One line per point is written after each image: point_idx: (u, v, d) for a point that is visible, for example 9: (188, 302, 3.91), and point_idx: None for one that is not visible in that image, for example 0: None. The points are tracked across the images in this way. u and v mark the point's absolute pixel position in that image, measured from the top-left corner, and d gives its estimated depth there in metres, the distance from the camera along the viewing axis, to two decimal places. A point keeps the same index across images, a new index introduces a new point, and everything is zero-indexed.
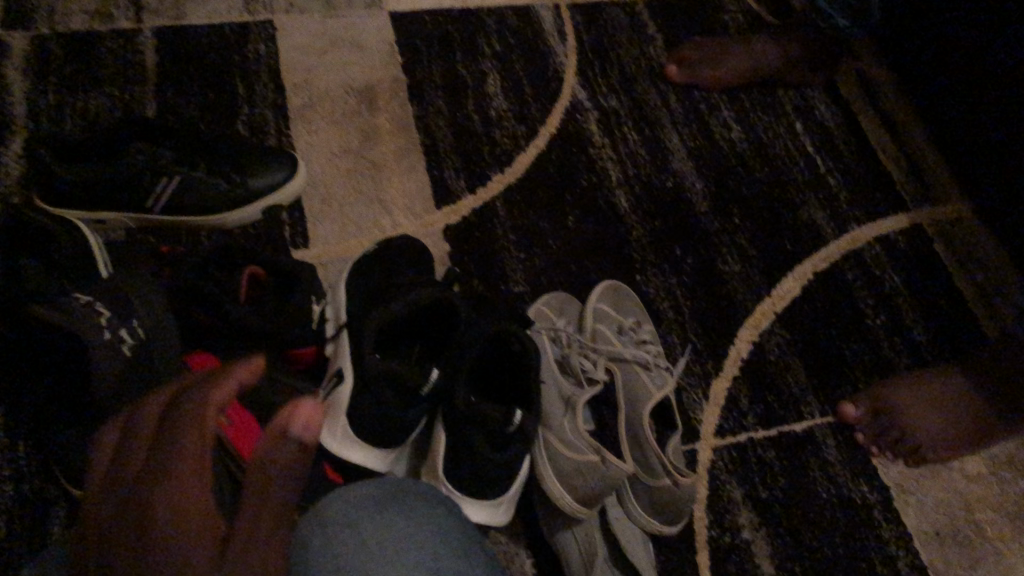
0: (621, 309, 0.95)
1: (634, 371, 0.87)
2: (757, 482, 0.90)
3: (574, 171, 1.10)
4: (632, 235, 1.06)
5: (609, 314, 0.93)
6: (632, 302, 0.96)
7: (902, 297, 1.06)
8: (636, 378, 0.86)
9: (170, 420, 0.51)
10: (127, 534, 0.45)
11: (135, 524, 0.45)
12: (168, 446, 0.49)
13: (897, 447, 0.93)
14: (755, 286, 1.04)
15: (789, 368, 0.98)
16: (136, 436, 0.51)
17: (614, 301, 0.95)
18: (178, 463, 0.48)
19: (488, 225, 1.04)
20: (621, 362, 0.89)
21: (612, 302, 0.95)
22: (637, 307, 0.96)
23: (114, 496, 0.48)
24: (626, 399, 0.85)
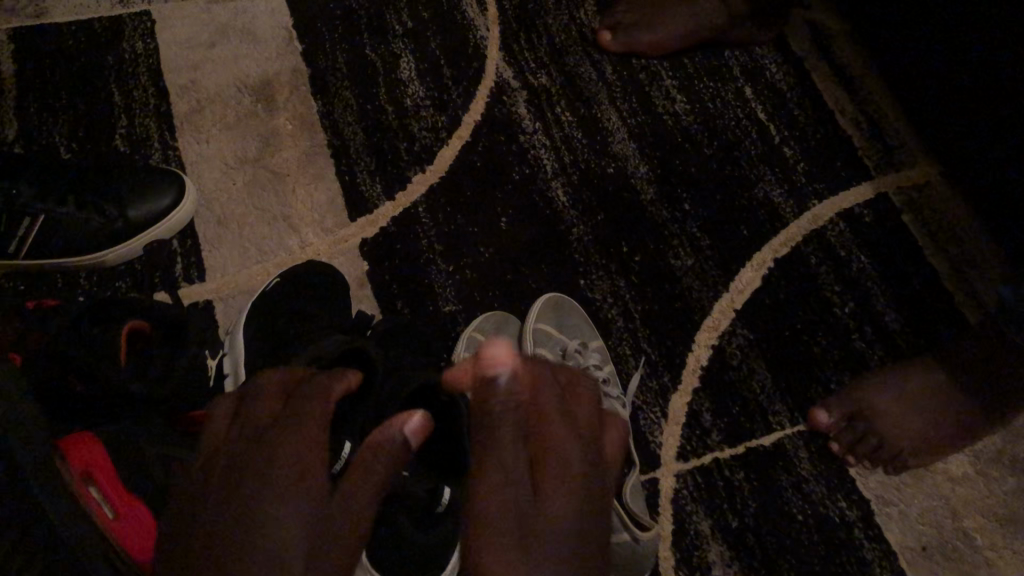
0: (563, 326, 0.85)
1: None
2: (726, 509, 0.82)
3: (504, 162, 0.98)
4: (573, 234, 0.95)
5: (551, 335, 0.84)
6: (575, 316, 0.86)
7: (871, 279, 0.96)
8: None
9: (303, 386, 0.53)
10: (248, 468, 0.44)
11: (257, 463, 0.44)
12: (304, 398, 0.51)
13: (875, 453, 0.85)
14: (708, 282, 0.94)
15: (753, 374, 0.89)
16: (263, 393, 0.51)
17: (556, 318, 0.86)
18: (307, 416, 0.49)
19: (410, 237, 0.92)
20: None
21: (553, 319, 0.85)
22: (582, 321, 0.86)
23: (239, 439, 0.47)
24: None
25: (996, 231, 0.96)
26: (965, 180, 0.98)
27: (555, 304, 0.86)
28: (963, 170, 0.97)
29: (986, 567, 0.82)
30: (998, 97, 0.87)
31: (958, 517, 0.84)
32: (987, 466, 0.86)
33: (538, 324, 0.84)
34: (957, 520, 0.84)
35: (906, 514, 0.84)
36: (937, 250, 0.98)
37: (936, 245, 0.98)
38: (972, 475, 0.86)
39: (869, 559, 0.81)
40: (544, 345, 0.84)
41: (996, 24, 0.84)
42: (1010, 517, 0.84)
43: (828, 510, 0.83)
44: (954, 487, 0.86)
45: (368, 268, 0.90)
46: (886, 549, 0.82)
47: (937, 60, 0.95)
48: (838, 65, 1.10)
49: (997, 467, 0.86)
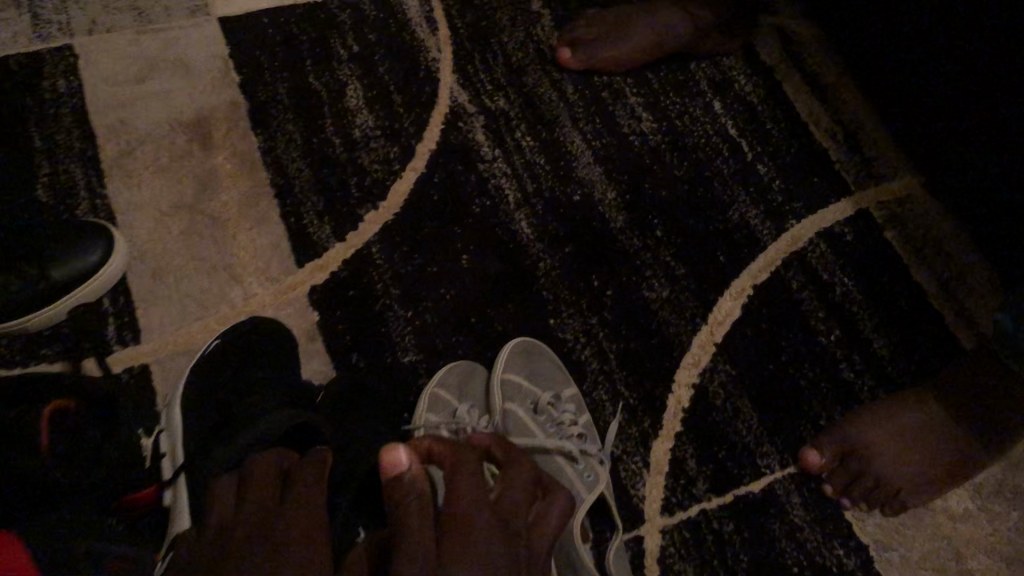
0: (533, 375, 0.78)
1: (558, 467, 0.72)
2: (717, 565, 0.77)
3: (461, 194, 0.91)
4: (540, 268, 0.88)
5: (521, 388, 0.77)
6: (546, 363, 0.79)
7: (857, 303, 0.90)
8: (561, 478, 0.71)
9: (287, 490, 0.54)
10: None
11: None
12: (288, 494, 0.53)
13: (872, 495, 0.79)
14: (685, 314, 0.88)
15: (738, 414, 0.83)
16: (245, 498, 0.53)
17: (526, 367, 0.79)
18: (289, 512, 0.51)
19: (365, 281, 0.85)
20: (542, 454, 0.73)
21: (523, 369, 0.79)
22: (555, 368, 0.79)
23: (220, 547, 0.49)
24: None
25: (986, 247, 0.90)
26: (949, 192, 0.93)
27: (523, 351, 0.79)
28: (948, 180, 0.92)
29: None
30: (985, 106, 0.81)
31: (964, 559, 0.79)
32: (989, 501, 0.81)
33: (506, 376, 0.77)
34: (961, 563, 0.78)
35: (908, 559, 0.78)
36: (925, 268, 0.92)
37: (924, 262, 0.92)
38: (974, 511, 0.81)
39: None
40: (514, 400, 0.77)
41: (981, 29, 0.78)
42: (1017, 557, 0.79)
43: (825, 559, 0.78)
44: (957, 525, 0.80)
45: (319, 318, 0.83)
46: None
47: (917, 68, 0.89)
48: (810, 74, 1.04)
49: (999, 501, 0.81)
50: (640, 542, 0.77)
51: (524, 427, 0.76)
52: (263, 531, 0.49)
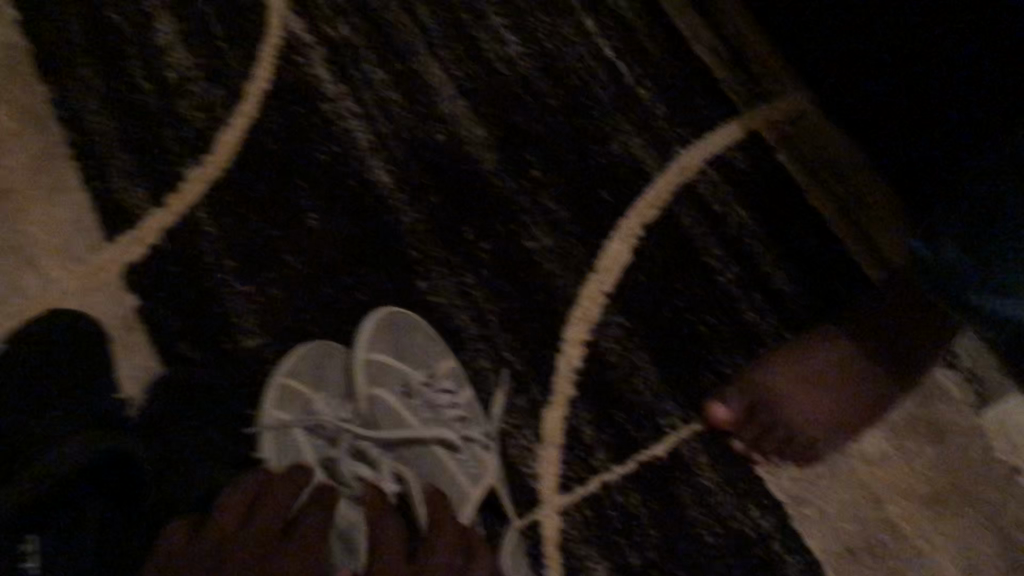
0: (403, 350, 0.67)
1: (438, 462, 0.64)
2: (622, 544, 0.70)
3: (304, 141, 0.77)
4: (404, 222, 0.76)
5: (390, 368, 0.66)
6: (417, 333, 0.68)
7: (752, 235, 0.80)
8: (443, 474, 0.64)
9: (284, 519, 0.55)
10: None
11: None
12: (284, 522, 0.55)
13: (784, 448, 0.72)
14: (570, 261, 0.77)
15: (636, 372, 0.74)
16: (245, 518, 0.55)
17: (394, 341, 0.67)
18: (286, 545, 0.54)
19: (192, 253, 0.72)
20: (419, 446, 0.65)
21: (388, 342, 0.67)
22: (427, 338, 0.68)
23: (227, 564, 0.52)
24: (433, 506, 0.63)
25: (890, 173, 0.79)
26: (840, 114, 0.81)
27: (390, 322, 0.67)
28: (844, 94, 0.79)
29: (918, 557, 0.72)
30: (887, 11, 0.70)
31: (883, 505, 0.73)
32: (906, 439, 0.74)
33: (372, 357, 0.66)
34: (880, 510, 0.73)
35: (827, 512, 0.72)
36: (824, 196, 0.81)
37: (825, 186, 0.82)
38: (890, 453, 0.74)
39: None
40: (382, 382, 0.66)
41: None
42: (937, 498, 0.73)
43: (738, 521, 0.71)
44: (875, 469, 0.74)
45: (140, 302, 0.70)
46: (808, 558, 0.71)
47: None
48: None
49: (915, 438, 0.74)
50: (538, 529, 0.70)
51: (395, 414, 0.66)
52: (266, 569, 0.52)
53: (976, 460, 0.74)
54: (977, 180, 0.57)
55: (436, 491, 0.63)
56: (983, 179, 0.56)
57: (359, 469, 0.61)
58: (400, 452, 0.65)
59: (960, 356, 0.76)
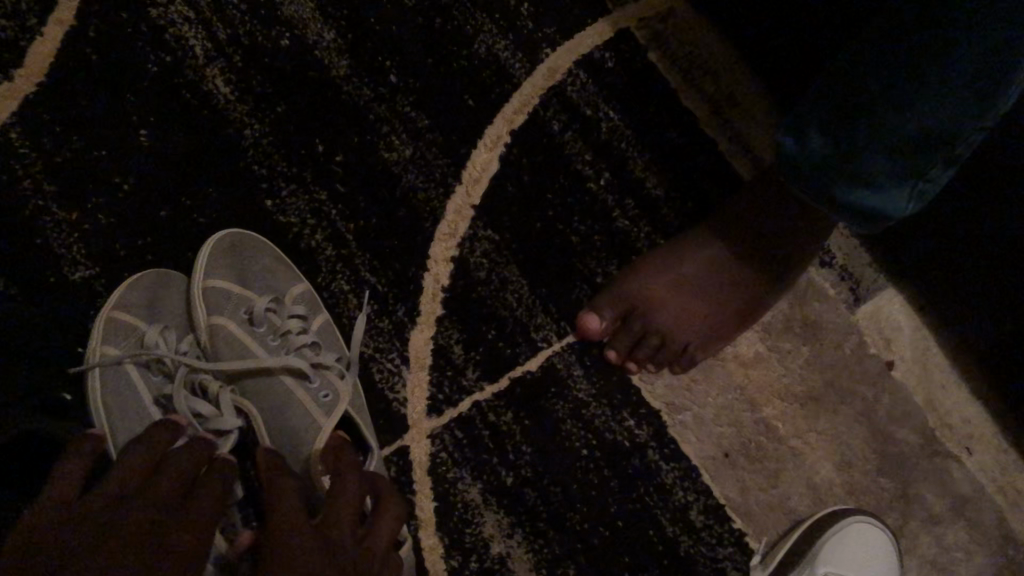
0: (245, 275, 0.62)
1: (287, 392, 0.60)
2: (496, 465, 0.67)
3: (126, 49, 0.68)
4: (247, 136, 0.69)
5: (231, 295, 0.61)
6: (260, 255, 0.62)
7: (625, 139, 0.75)
8: (293, 404, 0.60)
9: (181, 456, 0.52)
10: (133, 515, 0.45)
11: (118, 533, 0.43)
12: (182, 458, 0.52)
13: (658, 355, 0.70)
14: (432, 173, 0.72)
15: (506, 286, 0.71)
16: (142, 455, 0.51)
17: (235, 265, 0.62)
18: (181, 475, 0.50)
19: (6, 179, 0.64)
20: (265, 377, 0.60)
21: (231, 268, 0.62)
22: (272, 261, 0.63)
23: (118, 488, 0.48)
24: (287, 440, 0.59)
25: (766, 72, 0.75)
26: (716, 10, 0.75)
27: (230, 245, 0.61)
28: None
29: (793, 457, 0.72)
30: None
31: (759, 408, 0.72)
32: (781, 340, 0.73)
33: (209, 283, 0.60)
34: (756, 413, 0.72)
35: (703, 419, 0.71)
36: (699, 95, 0.77)
37: (699, 87, 0.77)
38: (765, 354, 0.73)
39: (668, 484, 0.69)
40: (223, 310, 0.61)
41: None
42: (811, 397, 0.73)
43: (615, 435, 0.69)
44: (750, 372, 0.73)
45: None
46: (686, 466, 0.70)
47: None
48: None
49: (790, 337, 0.73)
50: (406, 454, 0.67)
51: (239, 344, 0.61)
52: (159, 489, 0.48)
53: (849, 356, 0.74)
54: (855, 77, 0.51)
55: (285, 423, 0.59)
56: (861, 77, 0.50)
57: (198, 405, 0.57)
58: (246, 385, 0.60)
59: (834, 252, 0.75)
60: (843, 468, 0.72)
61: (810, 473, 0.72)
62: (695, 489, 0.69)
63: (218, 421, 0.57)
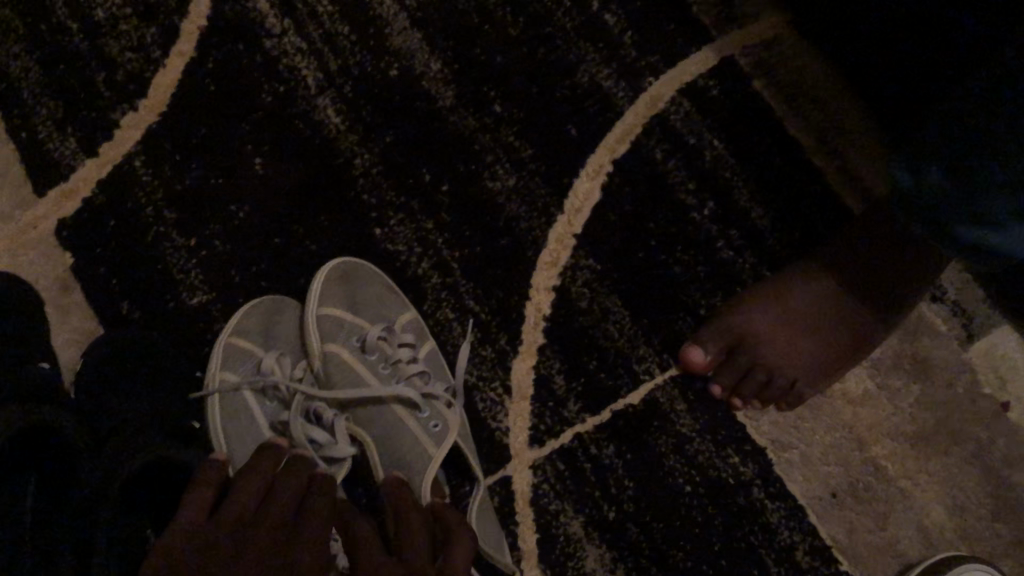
0: (358, 303, 0.64)
1: (397, 420, 0.61)
2: (597, 496, 0.67)
3: (242, 81, 0.70)
4: (356, 165, 0.70)
5: (343, 323, 0.63)
6: (372, 285, 0.64)
7: (730, 169, 0.74)
8: (403, 433, 0.60)
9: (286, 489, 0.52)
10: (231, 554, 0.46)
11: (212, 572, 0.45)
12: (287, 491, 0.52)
13: (764, 391, 0.69)
14: (536, 203, 0.72)
15: (608, 316, 0.70)
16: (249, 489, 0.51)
17: (348, 293, 0.64)
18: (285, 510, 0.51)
19: (130, 208, 0.66)
20: (376, 405, 0.62)
21: (345, 297, 0.64)
22: (383, 290, 0.65)
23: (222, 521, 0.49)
24: (394, 465, 0.60)
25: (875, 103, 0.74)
26: (835, 37, 0.74)
27: (343, 273, 0.64)
28: (838, 18, 0.72)
29: (903, 499, 0.69)
30: None
31: (867, 447, 0.70)
32: (890, 377, 0.71)
33: (323, 311, 0.62)
34: (865, 452, 0.70)
35: (809, 456, 0.69)
36: (805, 126, 0.76)
37: (807, 117, 0.76)
38: (874, 392, 0.71)
39: (773, 522, 0.68)
40: (336, 338, 0.63)
41: None
42: (923, 436, 0.70)
43: (718, 469, 0.68)
44: (858, 409, 0.71)
45: (75, 262, 0.65)
46: (792, 504, 0.68)
47: None
48: None
49: (900, 374, 0.71)
50: (507, 484, 0.67)
51: (351, 372, 0.62)
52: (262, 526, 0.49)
53: (963, 396, 0.71)
54: (955, 107, 0.52)
55: (396, 452, 0.60)
56: (959, 107, 0.52)
57: (312, 431, 0.59)
58: (358, 413, 0.62)
59: (946, 287, 0.73)
60: (956, 512, 0.69)
61: (922, 515, 0.69)
62: (801, 528, 0.68)
63: (332, 447, 0.58)
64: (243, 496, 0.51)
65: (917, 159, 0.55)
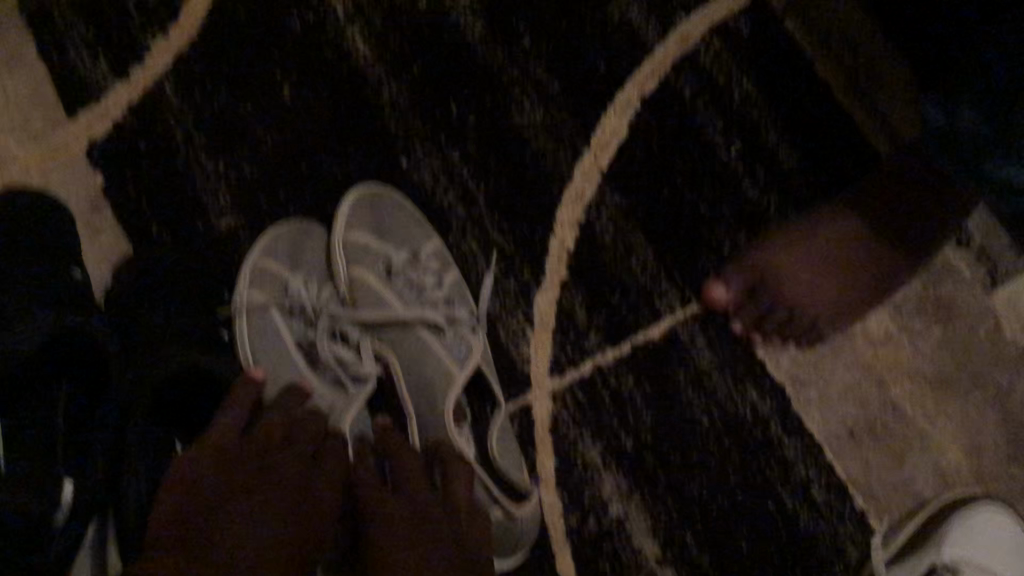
0: (384, 230, 0.66)
1: (421, 343, 0.62)
2: (616, 427, 0.68)
3: (271, 8, 0.70)
4: (384, 96, 0.70)
5: (370, 248, 0.65)
6: (398, 212, 0.66)
7: (758, 109, 0.74)
8: (427, 356, 0.62)
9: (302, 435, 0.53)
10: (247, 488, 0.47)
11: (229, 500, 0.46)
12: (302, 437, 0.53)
13: (786, 328, 0.69)
14: (562, 138, 0.72)
15: (631, 251, 0.71)
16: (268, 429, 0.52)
17: (374, 219, 0.65)
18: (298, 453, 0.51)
19: (161, 132, 0.67)
20: (400, 328, 0.63)
21: (372, 224, 0.66)
22: (408, 218, 0.66)
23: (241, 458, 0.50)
24: (417, 384, 0.62)
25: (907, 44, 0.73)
26: None
27: (370, 200, 0.65)
28: None
29: (920, 440, 0.70)
30: None
31: (885, 387, 0.70)
32: (912, 319, 0.71)
33: (351, 235, 0.64)
34: (884, 392, 0.70)
35: (829, 395, 0.70)
36: (838, 67, 0.74)
37: (838, 57, 0.74)
38: (895, 333, 0.71)
39: (790, 458, 0.68)
40: (362, 263, 0.65)
41: None
42: (944, 379, 0.70)
43: (737, 405, 0.69)
44: (878, 349, 0.71)
45: (106, 183, 0.66)
46: (810, 441, 0.69)
47: None
48: None
49: (922, 318, 0.71)
50: (528, 413, 0.67)
51: (376, 296, 0.64)
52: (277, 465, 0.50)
53: (984, 340, 0.71)
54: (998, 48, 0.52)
55: (419, 373, 0.62)
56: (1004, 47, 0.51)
57: (339, 351, 0.61)
58: (382, 335, 0.63)
59: (971, 232, 0.72)
60: (973, 453, 0.70)
61: (939, 456, 0.70)
62: (818, 465, 0.68)
63: (359, 366, 0.61)
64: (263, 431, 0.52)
65: (949, 99, 0.55)
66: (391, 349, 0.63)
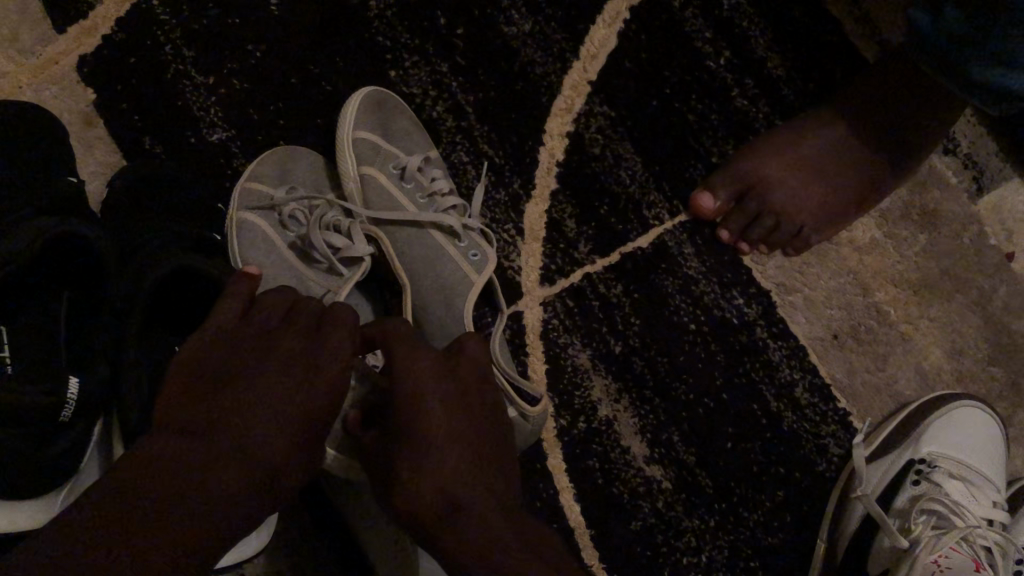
0: (389, 133, 0.67)
1: (437, 245, 0.64)
2: (607, 333, 0.69)
3: None
4: (371, 7, 0.70)
5: (379, 148, 0.66)
6: (401, 116, 0.67)
7: (748, 17, 0.73)
8: (443, 258, 0.64)
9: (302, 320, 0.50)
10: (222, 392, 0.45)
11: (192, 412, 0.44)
12: (302, 320, 0.50)
13: (772, 236, 0.70)
14: (552, 49, 0.71)
15: (621, 161, 0.71)
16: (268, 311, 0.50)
17: (381, 122, 0.67)
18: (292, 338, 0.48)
19: (147, 47, 0.67)
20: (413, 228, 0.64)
21: (379, 124, 0.67)
22: (412, 125, 0.68)
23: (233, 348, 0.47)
24: (432, 283, 0.64)
25: None
26: None
27: (377, 102, 0.66)
28: None
29: (902, 344, 0.71)
30: None
31: (869, 292, 0.72)
32: (897, 226, 0.72)
33: (359, 134, 0.65)
34: (868, 297, 0.72)
35: (813, 300, 0.71)
36: None
37: None
38: (880, 240, 0.72)
39: (775, 361, 0.70)
40: (373, 163, 0.66)
41: None
42: (927, 283, 0.72)
43: (724, 311, 0.70)
44: (862, 255, 0.72)
45: (96, 99, 0.66)
46: (794, 344, 0.70)
47: None
48: None
49: (908, 225, 0.72)
50: (519, 320, 0.69)
51: (387, 196, 0.66)
52: (270, 351, 0.47)
53: (967, 245, 0.72)
54: None
55: (429, 270, 0.64)
56: None
57: (331, 239, 0.62)
58: (395, 235, 0.65)
59: (957, 139, 0.73)
60: (954, 355, 0.71)
61: (920, 357, 0.71)
62: (802, 369, 0.70)
63: (353, 250, 0.62)
64: (261, 310, 0.50)
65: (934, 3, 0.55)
66: (400, 247, 0.65)
